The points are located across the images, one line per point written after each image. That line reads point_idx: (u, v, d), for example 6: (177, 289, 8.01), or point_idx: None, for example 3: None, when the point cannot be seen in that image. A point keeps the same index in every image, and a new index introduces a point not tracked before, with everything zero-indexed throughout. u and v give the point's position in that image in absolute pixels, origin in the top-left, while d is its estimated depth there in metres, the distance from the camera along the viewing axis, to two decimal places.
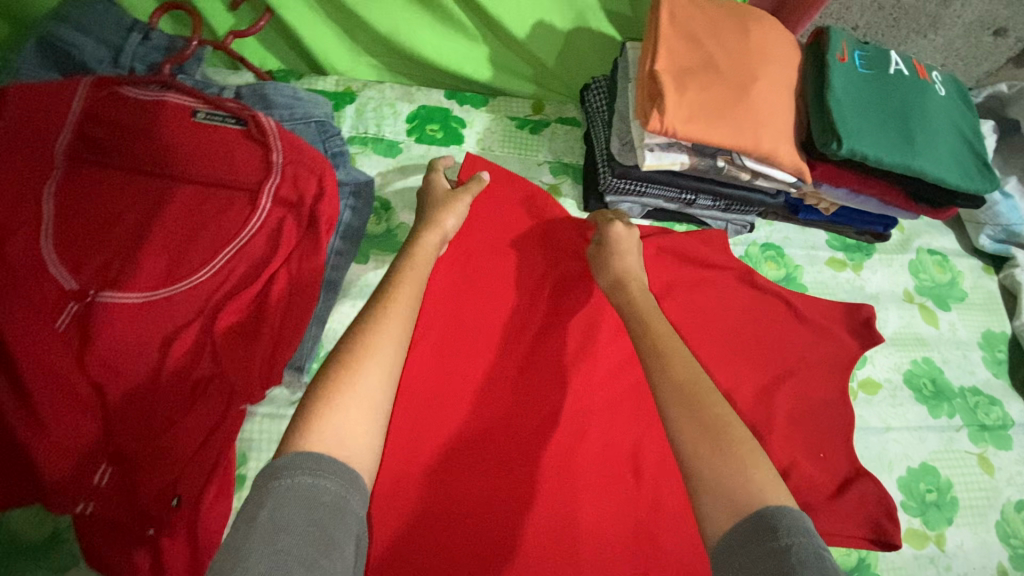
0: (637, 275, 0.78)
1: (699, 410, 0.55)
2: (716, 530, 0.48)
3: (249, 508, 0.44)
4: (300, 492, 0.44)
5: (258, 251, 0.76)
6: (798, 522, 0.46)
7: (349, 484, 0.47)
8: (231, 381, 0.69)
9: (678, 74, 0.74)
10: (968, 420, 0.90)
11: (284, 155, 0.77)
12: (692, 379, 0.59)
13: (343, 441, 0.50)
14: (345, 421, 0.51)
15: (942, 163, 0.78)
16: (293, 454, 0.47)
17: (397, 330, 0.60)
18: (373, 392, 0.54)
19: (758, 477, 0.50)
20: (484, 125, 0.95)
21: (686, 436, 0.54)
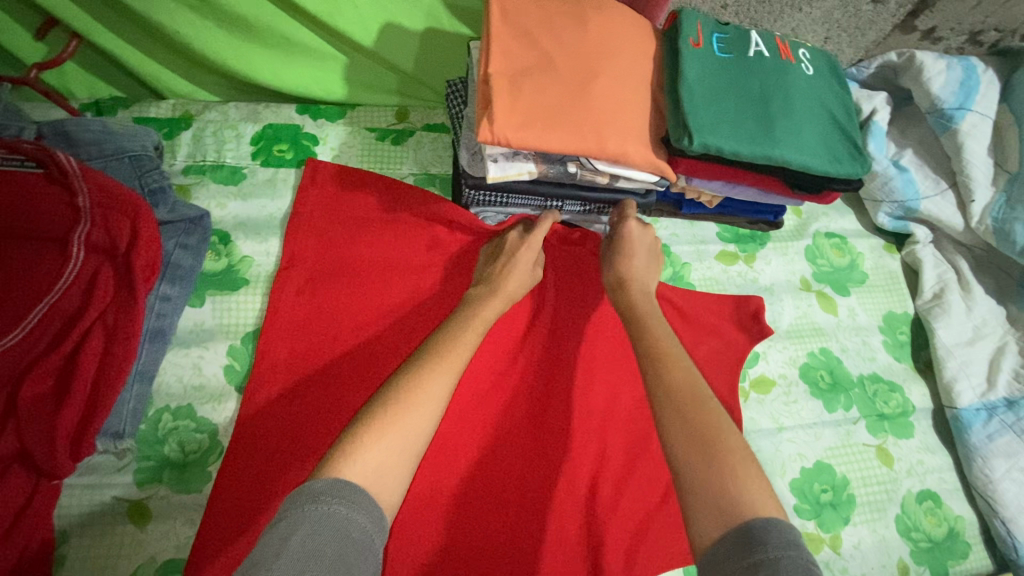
0: (638, 280, 0.77)
1: (705, 412, 0.58)
2: (705, 532, 0.50)
3: (281, 527, 0.45)
4: (333, 524, 0.46)
5: (74, 305, 0.70)
6: (788, 533, 0.47)
7: (376, 524, 0.49)
8: (35, 458, 0.62)
9: (512, 76, 0.68)
10: (867, 410, 0.86)
11: (91, 196, 0.70)
12: (696, 386, 0.61)
13: (374, 475, 0.51)
14: (383, 454, 0.52)
15: (809, 150, 0.73)
16: (330, 480, 0.49)
17: (450, 372, 0.61)
18: (416, 432, 0.55)
19: (754, 485, 0.52)
20: (340, 140, 0.89)
21: (682, 437, 0.56)
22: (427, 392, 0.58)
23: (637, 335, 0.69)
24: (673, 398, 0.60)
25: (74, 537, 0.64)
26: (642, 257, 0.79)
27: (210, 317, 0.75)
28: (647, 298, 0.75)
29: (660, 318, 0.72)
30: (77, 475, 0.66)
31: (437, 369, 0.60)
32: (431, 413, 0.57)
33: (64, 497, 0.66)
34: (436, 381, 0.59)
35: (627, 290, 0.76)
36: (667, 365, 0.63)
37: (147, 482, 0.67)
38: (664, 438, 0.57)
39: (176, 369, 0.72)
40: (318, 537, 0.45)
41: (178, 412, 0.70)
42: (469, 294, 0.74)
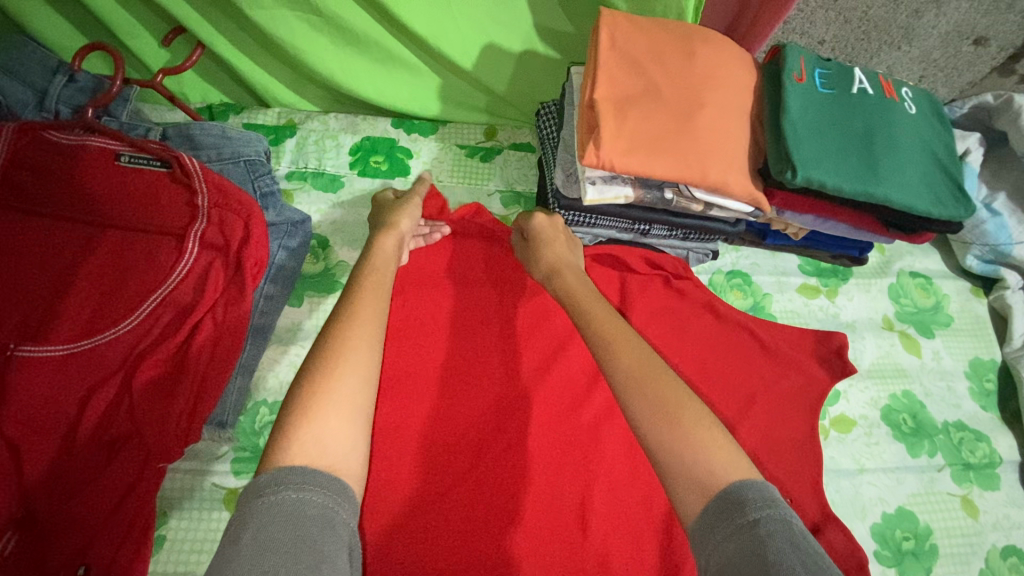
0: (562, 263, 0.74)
1: (661, 381, 0.55)
2: (688, 510, 0.48)
3: (229, 535, 0.43)
4: (285, 509, 0.44)
5: (186, 297, 0.74)
6: (763, 489, 0.46)
7: (340, 496, 0.47)
8: (149, 439, 0.66)
9: (617, 103, 0.69)
10: (951, 458, 0.84)
11: (210, 197, 0.74)
12: (645, 354, 0.59)
13: (322, 457, 0.49)
14: (321, 433, 0.50)
15: (910, 190, 0.72)
16: (272, 472, 0.46)
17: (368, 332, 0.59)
18: (352, 398, 0.54)
19: (718, 449, 0.50)
20: (432, 155, 0.92)
21: (647, 416, 0.53)
22: (349, 360, 0.56)
23: (579, 313, 0.67)
24: (632, 373, 0.56)
25: (174, 518, 0.67)
26: (563, 240, 0.78)
27: (307, 318, 0.78)
28: (576, 273, 0.73)
29: (600, 297, 0.69)
30: (179, 460, 0.69)
31: (353, 336, 0.58)
32: (361, 383, 0.55)
33: (167, 479, 0.69)
34: (354, 347, 0.57)
35: (561, 275, 0.73)
36: (613, 339, 0.61)
37: (243, 471, 0.70)
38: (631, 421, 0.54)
39: (274, 365, 0.75)
40: (268, 532, 0.42)
41: (275, 407, 0.73)
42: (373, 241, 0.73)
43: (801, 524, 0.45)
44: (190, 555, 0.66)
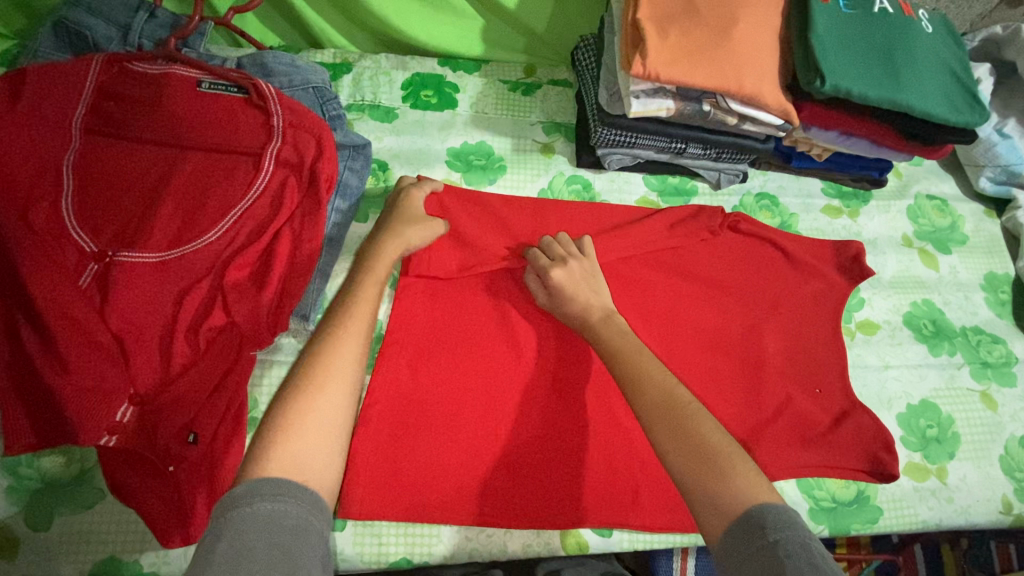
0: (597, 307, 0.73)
1: (684, 420, 0.56)
2: (712, 533, 0.49)
3: (205, 542, 0.42)
4: (260, 518, 0.43)
5: (264, 211, 0.79)
6: (785, 514, 0.47)
7: (311, 509, 0.46)
8: (241, 330, 0.72)
9: (660, 22, 0.76)
10: (970, 357, 0.90)
11: (284, 118, 0.81)
12: (671, 387, 0.59)
13: (299, 471, 0.49)
14: (302, 453, 0.50)
15: (929, 98, 0.79)
16: (249, 483, 0.46)
17: (353, 354, 0.60)
18: (332, 420, 0.54)
19: (744, 475, 0.51)
20: (477, 90, 0.98)
21: (676, 456, 0.54)
22: (331, 383, 0.56)
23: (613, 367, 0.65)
24: (657, 411, 0.57)
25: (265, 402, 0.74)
26: (585, 287, 0.75)
27: None
28: (610, 313, 0.72)
29: (632, 335, 0.68)
30: (268, 352, 0.77)
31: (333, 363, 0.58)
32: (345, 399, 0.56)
33: (257, 368, 0.76)
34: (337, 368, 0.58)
35: (591, 325, 0.71)
36: (639, 380, 0.61)
37: None
38: (659, 453, 0.55)
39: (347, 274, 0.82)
40: (251, 535, 0.42)
41: None
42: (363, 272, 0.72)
43: (823, 547, 0.45)
44: None
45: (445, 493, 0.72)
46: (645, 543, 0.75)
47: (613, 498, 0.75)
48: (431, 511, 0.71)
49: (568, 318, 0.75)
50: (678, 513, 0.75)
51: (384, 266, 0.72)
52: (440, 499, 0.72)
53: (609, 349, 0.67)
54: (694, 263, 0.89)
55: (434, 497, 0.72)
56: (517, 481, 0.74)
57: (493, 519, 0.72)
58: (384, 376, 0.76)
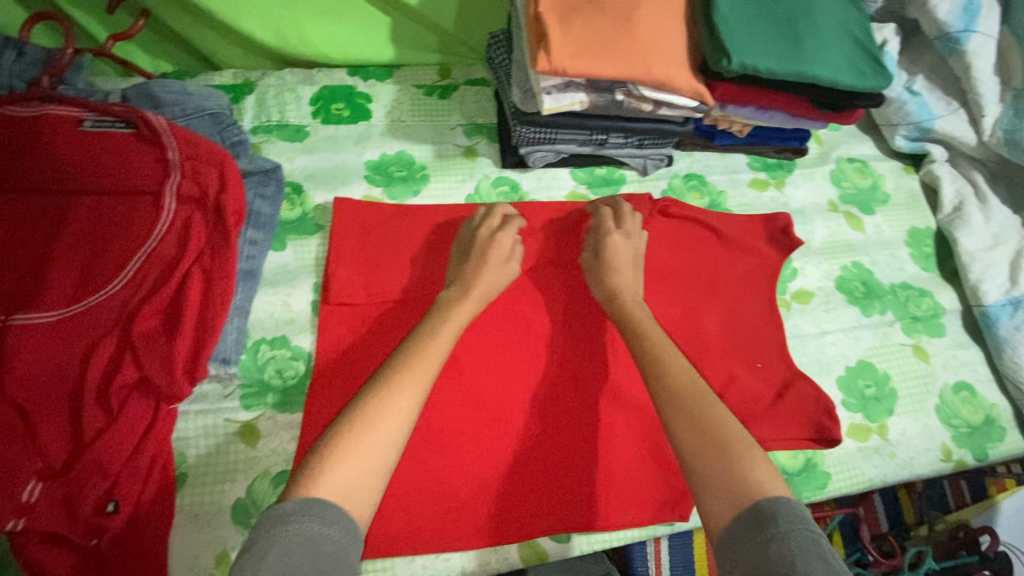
0: (629, 291, 0.78)
1: (697, 405, 0.61)
2: (720, 520, 0.53)
3: (254, 548, 0.47)
4: (304, 538, 0.48)
5: (171, 252, 0.74)
6: (795, 509, 0.51)
7: (349, 535, 0.51)
8: (155, 384, 0.68)
9: (562, 13, 0.74)
10: (900, 313, 0.93)
11: (180, 151, 0.76)
12: (694, 380, 0.64)
13: (342, 496, 0.53)
14: (351, 472, 0.54)
15: (833, 66, 0.79)
16: (299, 500, 0.51)
17: (419, 377, 0.62)
18: (391, 436, 0.57)
19: (761, 471, 0.55)
20: (391, 98, 0.94)
21: (686, 437, 0.59)
22: (386, 414, 0.58)
23: (636, 346, 0.71)
24: (673, 389, 0.64)
25: (194, 456, 0.69)
26: (625, 270, 0.81)
27: (292, 258, 0.80)
28: (635, 297, 0.78)
29: (657, 324, 0.74)
30: (189, 402, 0.71)
31: (397, 390, 0.60)
32: (403, 422, 0.59)
33: (179, 422, 0.71)
34: (403, 389, 0.61)
35: (621, 300, 0.77)
36: (660, 364, 0.67)
37: (253, 405, 0.72)
38: (668, 426, 0.61)
39: (268, 306, 0.77)
40: (294, 554, 0.47)
41: (274, 343, 0.75)
42: (441, 300, 0.74)
43: (827, 542, 0.50)
44: (215, 485, 0.69)
45: (394, 522, 0.70)
46: (604, 542, 0.74)
47: (567, 503, 0.74)
48: (382, 543, 0.69)
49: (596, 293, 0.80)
50: (634, 507, 0.75)
51: (468, 301, 0.74)
52: (389, 529, 0.70)
53: (635, 332, 0.73)
54: None
55: (384, 527, 0.70)
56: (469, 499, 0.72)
57: (451, 540, 0.70)
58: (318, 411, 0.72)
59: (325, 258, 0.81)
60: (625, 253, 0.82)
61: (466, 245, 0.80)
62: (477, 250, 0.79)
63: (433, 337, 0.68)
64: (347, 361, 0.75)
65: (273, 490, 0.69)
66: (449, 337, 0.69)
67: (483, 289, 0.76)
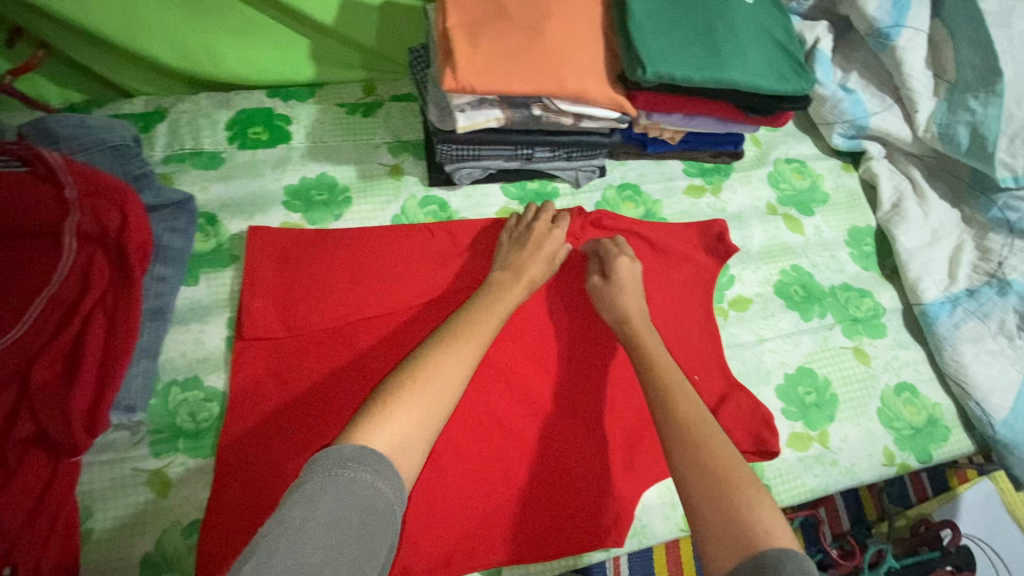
0: (637, 314, 0.77)
1: (709, 442, 0.59)
2: (720, 563, 0.51)
3: (306, 489, 0.44)
4: (359, 492, 0.45)
5: (73, 294, 0.71)
6: (803, 564, 0.48)
7: (398, 493, 0.48)
8: (55, 438, 0.64)
9: (470, 29, 0.72)
10: (841, 316, 0.92)
11: (80, 190, 0.71)
12: (701, 413, 0.63)
13: (392, 449, 0.50)
14: (403, 426, 0.52)
15: (754, 71, 0.78)
16: (356, 446, 0.48)
17: (466, 354, 0.61)
18: (441, 400, 0.56)
19: (768, 512, 0.53)
20: (312, 119, 0.91)
21: (691, 475, 0.57)
22: (442, 375, 0.57)
23: (644, 374, 0.70)
24: (678, 421, 0.62)
25: (99, 510, 0.66)
26: (631, 292, 0.79)
27: (206, 293, 0.78)
28: (643, 322, 0.76)
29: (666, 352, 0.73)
30: (95, 453, 0.68)
31: (451, 358, 0.60)
32: (453, 388, 0.57)
33: (85, 474, 0.67)
34: (449, 361, 0.59)
35: (631, 322, 0.76)
36: (672, 395, 0.65)
37: (163, 452, 0.69)
38: (670, 458, 0.60)
39: (179, 346, 0.75)
40: (344, 504, 0.44)
41: (186, 384, 0.73)
42: (492, 281, 0.75)
43: None
44: (123, 540, 0.65)
45: None
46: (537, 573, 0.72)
47: (496, 535, 0.71)
48: None
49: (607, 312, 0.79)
50: (569, 535, 0.73)
51: (513, 287, 0.75)
52: None
53: (642, 359, 0.71)
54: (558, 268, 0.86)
55: None
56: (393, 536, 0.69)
57: None
58: (230, 453, 0.69)
59: (241, 290, 0.78)
60: (630, 276, 0.81)
61: (523, 228, 0.83)
62: (531, 236, 0.81)
63: (475, 316, 0.67)
64: (262, 399, 0.73)
65: (185, 541, 0.66)
66: (493, 318, 0.69)
67: (528, 277, 0.77)
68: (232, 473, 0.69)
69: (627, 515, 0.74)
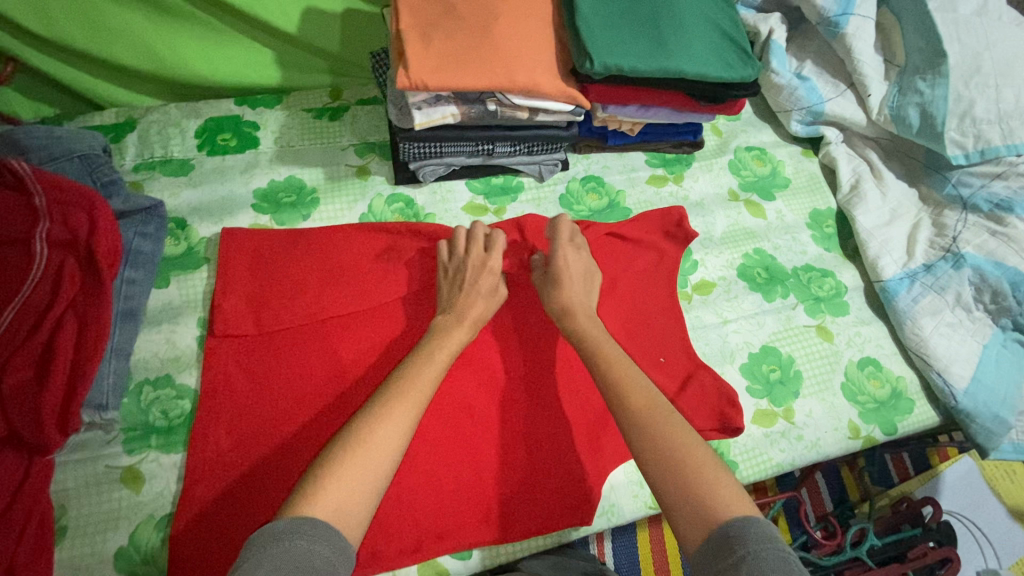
0: (580, 302, 0.78)
1: (670, 430, 0.61)
2: (693, 541, 0.54)
3: (242, 566, 0.46)
4: (294, 556, 0.47)
5: (43, 299, 0.72)
6: (763, 529, 0.51)
7: (340, 553, 0.49)
8: (27, 436, 0.65)
9: (422, 29, 0.74)
10: (803, 295, 0.94)
11: (47, 196, 0.73)
12: (653, 392, 0.65)
13: (336, 514, 0.52)
14: (342, 496, 0.53)
15: (700, 61, 0.81)
16: (289, 520, 0.50)
17: (407, 413, 0.61)
18: (380, 467, 0.56)
19: (725, 487, 0.56)
20: (280, 124, 0.94)
21: (652, 460, 0.59)
22: (382, 433, 0.58)
23: (593, 364, 0.70)
24: (637, 415, 0.63)
25: (74, 507, 0.67)
26: (571, 279, 0.80)
27: (177, 295, 0.80)
28: (581, 308, 0.77)
29: (609, 336, 0.74)
30: (67, 452, 0.69)
31: (392, 415, 0.60)
32: (388, 458, 0.57)
33: (58, 473, 0.69)
34: (392, 423, 0.59)
35: (574, 316, 0.76)
36: (624, 381, 0.67)
37: (136, 448, 0.71)
38: (632, 446, 0.62)
39: (151, 346, 0.76)
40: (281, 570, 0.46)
41: (157, 382, 0.74)
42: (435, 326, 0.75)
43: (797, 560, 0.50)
44: (96, 535, 0.66)
45: None
46: (509, 554, 0.73)
47: (466, 520, 0.72)
48: None
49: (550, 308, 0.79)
50: (539, 514, 0.74)
51: (457, 329, 0.74)
52: None
53: (592, 349, 0.72)
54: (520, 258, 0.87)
55: None
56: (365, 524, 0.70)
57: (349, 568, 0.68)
58: (201, 448, 0.71)
59: (213, 290, 0.80)
60: (574, 271, 0.81)
61: (458, 264, 0.81)
62: (467, 275, 0.80)
63: (419, 371, 0.67)
64: (236, 394, 0.74)
65: (158, 534, 0.68)
66: (437, 370, 0.68)
67: (471, 317, 0.76)
68: (207, 457, 0.71)
69: (594, 494, 0.76)
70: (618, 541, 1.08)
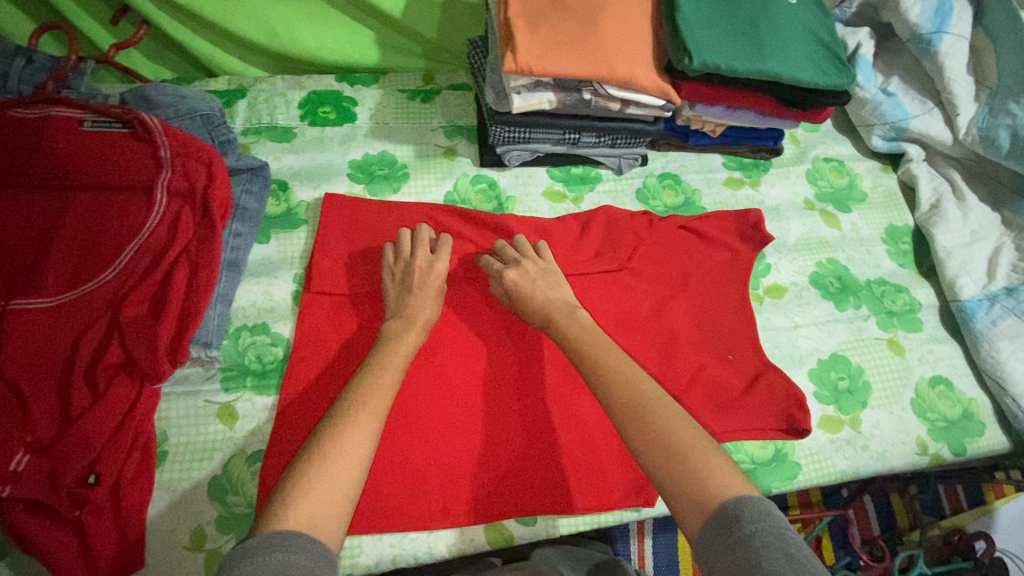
0: (563, 302, 0.77)
1: (659, 420, 0.59)
2: (694, 526, 0.52)
3: None
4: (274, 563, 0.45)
5: (160, 242, 0.77)
6: (760, 506, 0.51)
7: (320, 558, 0.48)
8: (141, 363, 0.70)
9: (530, 18, 0.78)
10: (876, 308, 0.93)
11: (171, 148, 0.80)
12: (641, 382, 0.63)
13: (310, 525, 0.50)
14: (316, 506, 0.51)
15: (795, 65, 0.82)
16: (263, 536, 0.48)
17: (368, 422, 0.59)
18: (350, 477, 0.55)
19: (720, 470, 0.54)
20: (375, 102, 0.99)
21: (651, 456, 0.57)
22: (348, 444, 0.57)
23: (582, 363, 0.68)
24: (631, 415, 0.60)
25: (175, 435, 0.72)
26: (542, 284, 0.79)
27: (275, 251, 0.85)
28: (567, 309, 0.76)
29: (595, 328, 0.72)
30: (172, 385, 0.74)
31: (352, 428, 0.58)
32: (355, 465, 0.56)
33: (162, 403, 0.74)
34: (352, 436, 0.57)
35: (555, 321, 0.75)
36: (608, 378, 0.64)
37: (233, 388, 0.76)
38: (638, 458, 0.58)
39: (250, 296, 0.81)
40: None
41: (254, 329, 0.79)
42: (386, 332, 0.73)
43: (795, 533, 0.49)
44: (193, 463, 0.71)
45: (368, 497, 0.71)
46: (571, 526, 0.76)
47: (533, 487, 0.75)
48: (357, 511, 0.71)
49: (533, 312, 0.78)
50: (602, 491, 0.76)
51: (409, 335, 0.73)
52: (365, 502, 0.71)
53: (577, 349, 0.70)
54: (596, 246, 0.90)
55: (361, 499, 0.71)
56: (437, 481, 0.74)
57: (423, 520, 0.72)
58: (292, 393, 0.75)
59: (311, 250, 0.85)
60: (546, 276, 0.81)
61: (403, 270, 0.80)
62: (415, 280, 0.79)
63: (371, 381, 0.65)
64: (324, 347, 0.79)
65: (249, 468, 0.72)
66: (393, 377, 0.67)
67: (423, 319, 0.76)
68: (296, 402, 0.75)
69: None
70: (663, 542, 1.08)
